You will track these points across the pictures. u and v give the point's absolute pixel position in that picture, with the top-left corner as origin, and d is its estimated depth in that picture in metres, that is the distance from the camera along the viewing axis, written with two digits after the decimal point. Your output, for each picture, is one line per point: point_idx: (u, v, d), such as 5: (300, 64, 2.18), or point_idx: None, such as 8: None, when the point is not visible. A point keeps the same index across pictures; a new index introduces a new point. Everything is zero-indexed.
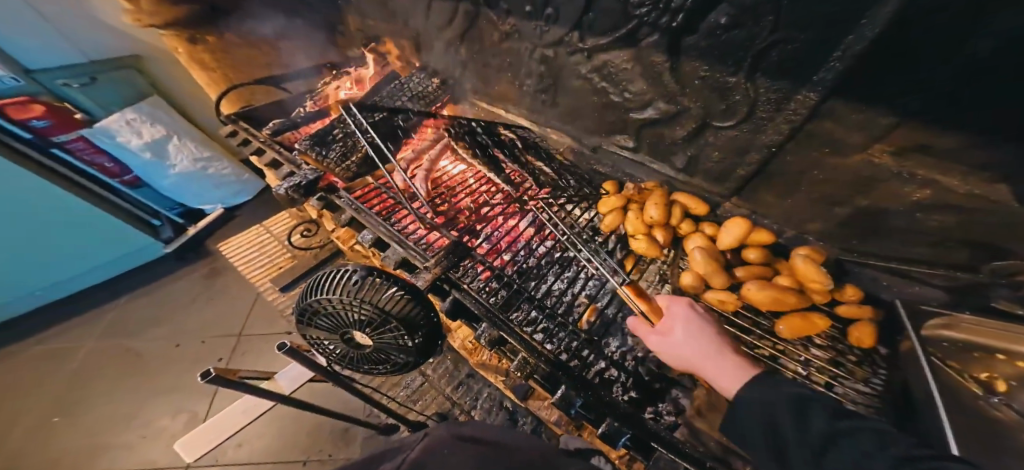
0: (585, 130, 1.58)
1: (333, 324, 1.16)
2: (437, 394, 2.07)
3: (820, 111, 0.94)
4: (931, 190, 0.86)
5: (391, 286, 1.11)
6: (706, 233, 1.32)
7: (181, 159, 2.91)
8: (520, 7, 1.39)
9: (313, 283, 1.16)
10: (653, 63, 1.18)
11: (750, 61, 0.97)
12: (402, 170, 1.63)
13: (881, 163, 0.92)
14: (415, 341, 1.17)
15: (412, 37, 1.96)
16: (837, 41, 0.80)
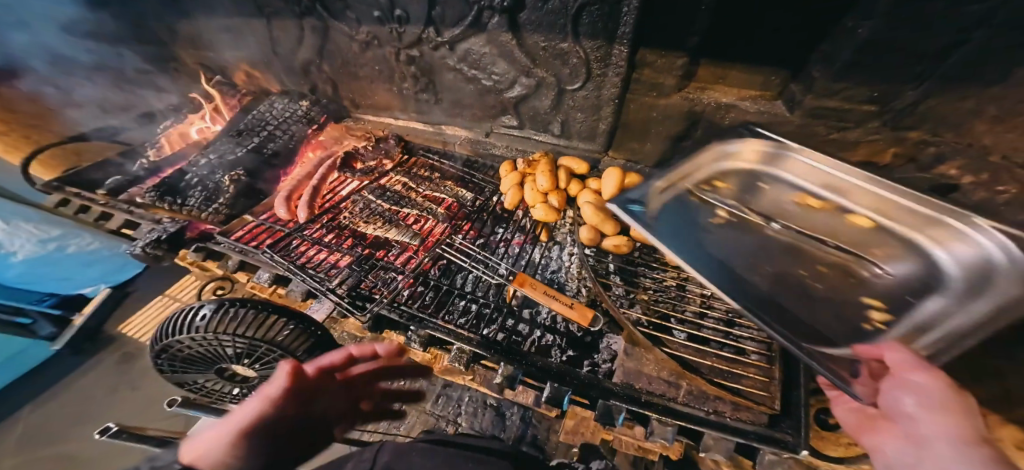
0: (475, 119, 1.63)
1: (205, 362, 1.13)
2: (420, 413, 1.82)
3: (637, 61, 1.09)
4: (735, 112, 1.08)
5: (253, 311, 1.06)
6: (593, 189, 1.41)
7: (23, 243, 2.02)
8: (367, 14, 1.36)
9: (162, 327, 1.09)
10: (502, 42, 1.24)
11: (573, 24, 1.06)
12: (280, 200, 1.43)
13: (695, 97, 1.10)
14: (302, 360, 1.11)
15: (264, 63, 1.82)
16: (621, 1, 0.94)
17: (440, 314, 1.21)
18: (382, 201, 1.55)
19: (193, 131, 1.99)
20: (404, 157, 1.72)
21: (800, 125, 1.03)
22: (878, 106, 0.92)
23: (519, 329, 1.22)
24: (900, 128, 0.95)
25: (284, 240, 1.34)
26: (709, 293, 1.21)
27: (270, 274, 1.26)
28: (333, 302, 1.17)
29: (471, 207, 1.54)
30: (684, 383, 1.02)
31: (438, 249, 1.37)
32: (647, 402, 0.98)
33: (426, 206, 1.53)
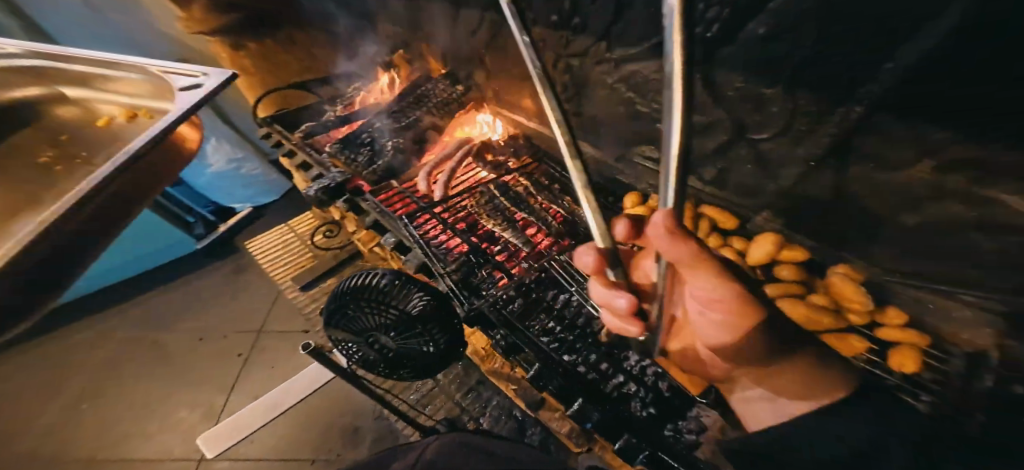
0: (619, 140, 1.58)
1: (358, 326, 1.17)
2: (446, 400, 2.07)
3: (958, 165, 0.74)
4: None
5: (416, 291, 1.13)
6: (736, 249, 1.36)
7: (219, 159, 3.46)
8: (545, 16, 1.41)
9: (336, 285, 1.17)
10: (748, 60, 1.00)
11: (790, 72, 0.94)
12: (426, 176, 1.72)
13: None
14: (437, 347, 1.20)
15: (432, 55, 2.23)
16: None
17: (530, 327, 1.27)
18: (506, 198, 1.62)
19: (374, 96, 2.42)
20: (534, 161, 1.74)
21: None
22: None
23: (601, 367, 1.18)
24: None
25: (421, 212, 1.56)
26: None
27: (418, 263, 1.43)
28: (446, 284, 1.37)
29: (585, 227, 1.50)
30: None
31: (545, 261, 1.41)
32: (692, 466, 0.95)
33: (542, 215, 1.54)
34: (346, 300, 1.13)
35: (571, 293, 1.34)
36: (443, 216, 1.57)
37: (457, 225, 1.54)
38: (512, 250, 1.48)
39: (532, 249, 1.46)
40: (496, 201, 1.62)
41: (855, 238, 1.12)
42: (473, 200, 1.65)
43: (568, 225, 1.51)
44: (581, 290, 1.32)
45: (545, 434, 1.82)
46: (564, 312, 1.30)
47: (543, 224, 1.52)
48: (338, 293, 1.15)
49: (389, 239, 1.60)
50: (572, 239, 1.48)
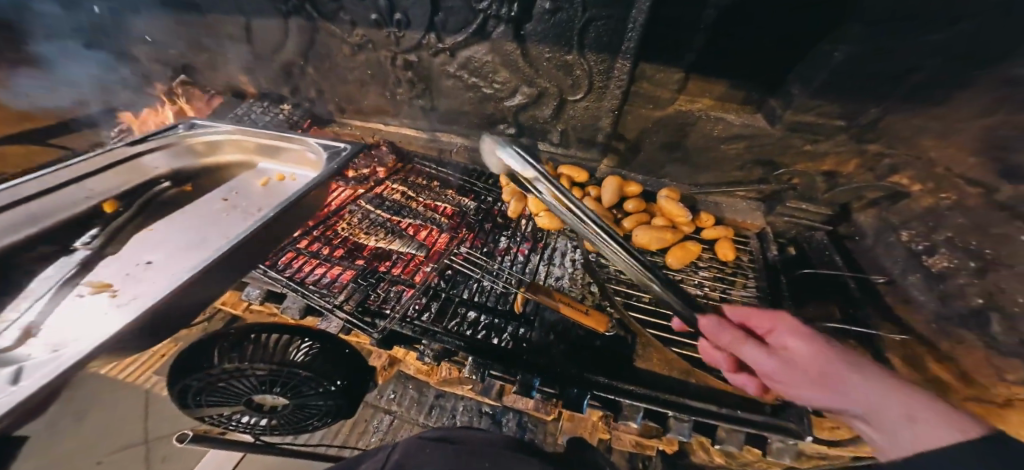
0: (471, 126, 1.62)
1: (235, 393, 1.06)
2: (413, 426, 1.68)
3: (756, 79, 1.06)
4: (852, 146, 1.08)
5: (291, 337, 1.09)
6: (592, 196, 1.43)
7: None
8: (365, 16, 1.33)
9: (182, 362, 1.03)
10: (566, 29, 1.11)
11: (577, 38, 1.11)
12: None
13: (830, 125, 1.05)
14: (335, 385, 1.10)
15: (228, 82, 1.84)
16: (828, 9, 0.83)
17: (451, 325, 1.19)
18: (383, 210, 1.47)
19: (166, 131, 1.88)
20: (397, 164, 1.66)
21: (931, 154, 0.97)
22: (846, 121, 1.03)
23: (527, 336, 1.21)
24: (862, 143, 1.06)
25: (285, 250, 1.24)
26: (703, 292, 1.23)
27: (303, 305, 1.13)
28: (339, 319, 1.10)
29: (474, 216, 1.51)
30: (692, 380, 1.10)
31: (446, 259, 1.33)
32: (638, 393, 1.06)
33: (428, 215, 1.48)
34: (190, 379, 1.01)
35: (481, 280, 1.32)
36: (316, 249, 1.27)
37: (335, 253, 1.29)
38: (408, 259, 1.33)
39: (429, 252, 1.36)
40: (374, 210, 1.46)
41: (684, 164, 1.37)
42: (348, 222, 1.41)
43: (459, 219, 1.49)
44: (490, 274, 1.33)
45: (521, 415, 1.64)
46: (478, 298, 1.28)
47: (434, 224, 1.45)
48: (183, 367, 1.02)
49: (252, 290, 1.20)
50: (469, 229, 1.46)
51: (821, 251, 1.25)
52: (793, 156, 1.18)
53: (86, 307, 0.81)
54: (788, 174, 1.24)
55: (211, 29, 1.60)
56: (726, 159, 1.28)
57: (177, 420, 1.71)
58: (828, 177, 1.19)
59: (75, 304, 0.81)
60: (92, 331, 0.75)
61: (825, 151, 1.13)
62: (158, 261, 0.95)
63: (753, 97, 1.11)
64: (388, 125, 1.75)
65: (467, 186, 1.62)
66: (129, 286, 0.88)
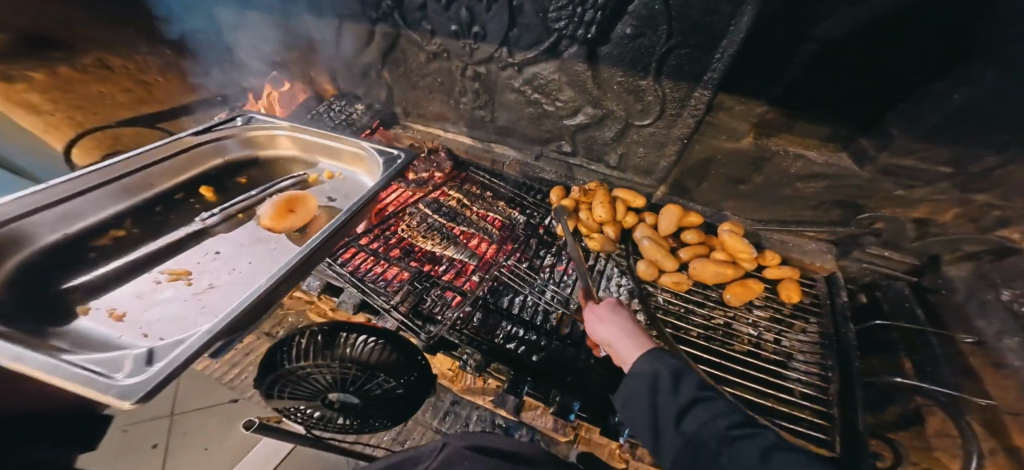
0: (527, 140, 1.62)
1: (314, 390, 0.95)
2: (425, 430, 1.62)
3: (849, 118, 1.03)
4: (949, 196, 1.02)
5: (367, 337, 0.97)
6: (649, 223, 1.42)
7: None
8: (445, 27, 1.38)
9: (269, 360, 0.91)
10: (645, 54, 1.11)
11: (656, 64, 1.11)
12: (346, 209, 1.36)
13: (931, 169, 0.99)
14: (405, 386, 1.00)
15: (303, 79, 1.96)
16: (942, 49, 0.81)
17: (496, 339, 1.18)
18: (440, 216, 1.49)
19: None
20: (454, 171, 1.69)
21: None
22: (951, 168, 0.96)
23: (570, 354, 1.18)
24: (967, 192, 0.99)
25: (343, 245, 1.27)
26: (758, 333, 1.18)
27: (358, 300, 1.19)
28: (394, 320, 1.13)
29: (523, 229, 1.50)
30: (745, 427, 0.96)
31: (495, 270, 1.32)
32: None
33: (480, 225, 1.49)
34: (282, 373, 0.90)
35: (527, 295, 1.31)
36: (373, 248, 1.30)
37: (391, 253, 1.31)
38: (459, 267, 1.33)
39: (479, 261, 1.36)
40: (428, 214, 1.49)
41: (750, 197, 1.33)
42: (404, 223, 1.44)
43: (509, 231, 1.49)
44: (537, 289, 1.31)
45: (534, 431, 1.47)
46: (523, 313, 1.27)
47: (484, 233, 1.46)
48: (266, 364, 0.92)
49: (312, 281, 1.25)
50: (518, 241, 1.46)
51: (898, 301, 1.19)
52: (880, 200, 1.12)
53: (157, 293, 0.89)
54: (872, 219, 1.17)
55: (300, 31, 1.72)
56: (798, 197, 1.25)
57: (202, 398, 1.74)
58: (919, 224, 1.11)
59: (157, 289, 0.90)
60: (185, 325, 0.82)
61: (917, 198, 1.07)
62: (225, 252, 1.02)
63: (840, 134, 1.07)
64: (448, 132, 1.79)
65: (518, 197, 1.62)
66: (200, 273, 0.95)
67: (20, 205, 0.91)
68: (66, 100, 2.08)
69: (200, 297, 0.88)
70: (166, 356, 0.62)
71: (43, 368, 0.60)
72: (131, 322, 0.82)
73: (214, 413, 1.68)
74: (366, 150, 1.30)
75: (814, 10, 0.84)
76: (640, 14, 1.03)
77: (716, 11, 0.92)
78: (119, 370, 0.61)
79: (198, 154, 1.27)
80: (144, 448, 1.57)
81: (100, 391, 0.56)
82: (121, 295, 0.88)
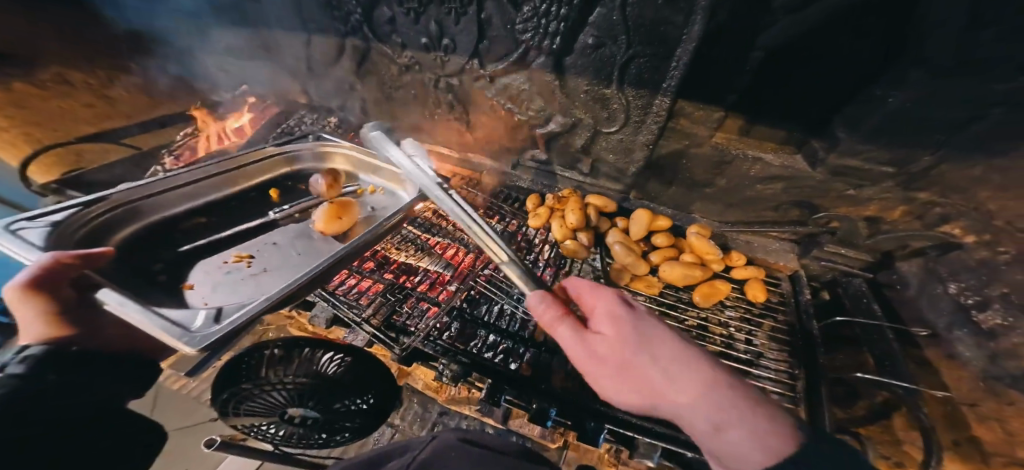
0: (502, 150, 1.65)
1: (273, 405, 0.94)
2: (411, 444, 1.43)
3: (801, 122, 1.07)
4: (897, 194, 1.06)
5: (327, 351, 0.98)
6: (620, 228, 1.45)
7: None
8: (415, 39, 1.40)
9: (223, 376, 0.91)
10: (607, 63, 1.14)
11: (618, 73, 1.14)
12: None
13: (878, 170, 1.03)
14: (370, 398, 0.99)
15: (279, 92, 1.95)
16: (877, 53, 0.85)
17: (471, 348, 1.17)
18: (415, 227, 1.49)
19: (220, 136, 2.00)
20: None
21: (989, 206, 0.92)
22: (895, 168, 1.01)
23: (544, 360, 1.19)
24: (910, 191, 1.04)
25: None
26: (728, 333, 1.20)
27: (330, 315, 1.16)
28: (366, 333, 1.11)
29: (500, 238, 1.50)
30: None
31: (471, 279, 1.32)
32: (660, 433, 1.00)
33: (457, 235, 1.49)
34: (237, 388, 0.90)
35: (503, 303, 1.31)
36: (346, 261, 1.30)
37: (365, 266, 1.30)
38: (434, 278, 1.33)
39: (455, 271, 1.36)
40: (403, 226, 1.48)
41: (716, 199, 1.37)
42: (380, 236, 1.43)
43: (485, 240, 1.50)
44: (513, 297, 1.32)
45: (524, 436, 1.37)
46: (499, 321, 1.26)
47: (461, 243, 1.46)
48: (222, 380, 0.91)
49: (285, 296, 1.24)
50: (494, 250, 1.46)
51: (857, 298, 1.20)
52: (834, 199, 1.17)
53: (229, 271, 1.02)
54: (828, 218, 1.22)
55: (272, 45, 1.72)
56: (760, 199, 1.29)
57: (182, 417, 1.66)
58: (870, 223, 1.16)
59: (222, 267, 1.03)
60: (239, 296, 0.96)
61: (869, 196, 1.11)
62: (282, 242, 1.14)
63: (794, 137, 1.12)
64: (425, 143, 1.80)
65: (496, 205, 1.63)
66: (259, 259, 1.07)
67: (128, 194, 1.05)
68: (23, 117, 2.03)
69: (257, 279, 1.01)
70: (229, 318, 0.77)
71: (129, 312, 0.74)
72: (213, 296, 0.95)
73: (191, 434, 1.61)
74: (407, 175, 1.34)
75: (758, 20, 0.89)
76: (600, 25, 1.07)
77: (669, 19, 0.96)
78: (192, 323, 0.76)
79: (273, 163, 1.38)
80: None
81: (176, 337, 0.70)
82: (202, 269, 1.02)
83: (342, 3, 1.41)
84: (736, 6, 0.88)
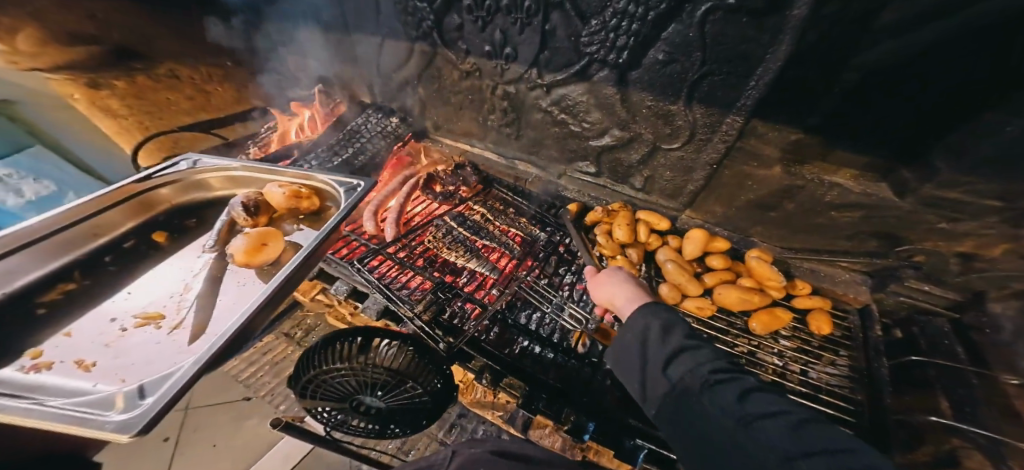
0: (552, 159, 1.65)
1: (344, 391, 0.96)
2: (433, 443, 1.45)
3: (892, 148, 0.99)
4: (999, 231, 0.97)
5: (398, 343, 0.96)
6: (672, 246, 1.41)
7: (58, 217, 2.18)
8: (479, 47, 1.44)
9: (310, 355, 0.95)
10: (676, 79, 1.13)
11: (687, 89, 1.13)
12: (371, 213, 1.41)
13: (977, 202, 0.95)
14: (431, 397, 0.98)
15: (345, 91, 2.07)
16: (992, 81, 0.77)
17: (512, 354, 1.17)
18: (465, 228, 1.51)
19: (289, 134, 2.15)
20: (480, 187, 1.70)
21: None
22: (1002, 202, 0.92)
23: (586, 376, 1.16)
24: (1018, 228, 0.94)
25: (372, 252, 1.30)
26: (783, 364, 1.13)
27: (381, 307, 1.18)
28: (415, 329, 1.13)
29: (545, 246, 1.50)
30: None
31: (515, 285, 1.32)
32: None
33: (503, 239, 1.50)
34: (316, 369, 0.92)
35: (546, 311, 1.29)
36: (399, 255, 1.33)
37: (416, 262, 1.33)
38: (480, 280, 1.34)
39: (500, 275, 1.36)
40: (452, 226, 1.52)
41: (778, 222, 1.32)
42: (431, 234, 1.46)
43: (531, 246, 1.49)
44: (556, 305, 1.30)
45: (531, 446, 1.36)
46: (541, 328, 1.26)
47: (506, 248, 1.47)
48: (306, 359, 0.95)
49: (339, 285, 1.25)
50: (539, 258, 1.45)
51: (936, 339, 1.13)
52: (921, 232, 1.09)
53: (131, 338, 0.89)
54: (912, 251, 1.15)
55: (345, 49, 1.83)
56: (832, 226, 1.23)
57: (220, 393, 1.75)
58: (962, 259, 1.07)
59: (131, 335, 0.89)
60: (157, 365, 0.82)
61: (962, 230, 1.02)
62: (196, 291, 1.00)
63: (879, 164, 1.04)
64: (477, 148, 1.84)
65: (543, 212, 1.64)
66: (184, 315, 0.93)
67: None
68: (141, 107, 2.16)
69: (172, 338, 0.88)
70: (154, 392, 0.68)
71: (37, 416, 0.67)
72: (99, 371, 0.81)
73: (226, 410, 1.69)
74: (328, 185, 1.24)
75: (855, 39, 0.84)
76: (672, 39, 1.06)
77: (753, 35, 0.93)
78: (110, 408, 0.67)
79: (144, 200, 1.20)
80: (155, 440, 1.57)
81: (99, 430, 0.63)
82: (81, 341, 0.88)
83: (414, 9, 1.47)
84: (834, 24, 0.83)
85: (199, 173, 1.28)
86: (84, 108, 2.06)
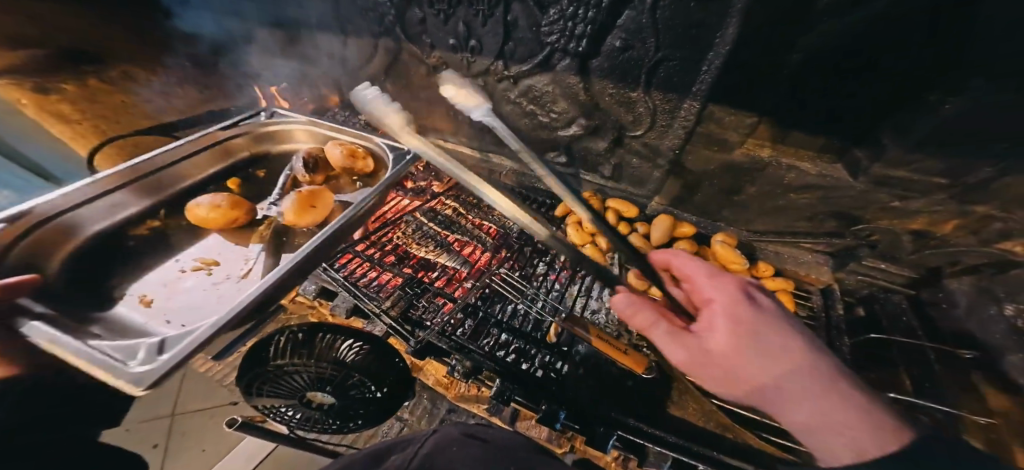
0: (523, 151, 1.65)
1: (293, 387, 1.01)
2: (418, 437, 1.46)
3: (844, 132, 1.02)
4: (949, 207, 0.99)
5: (347, 338, 1.03)
6: (640, 233, 1.41)
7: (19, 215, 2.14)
8: (443, 40, 1.43)
9: (252, 354, 0.97)
10: (635, 66, 1.13)
11: (646, 76, 1.13)
12: None
13: (925, 181, 0.97)
14: (382, 389, 1.03)
15: (315, 90, 2.04)
16: (929, 59, 0.78)
17: (483, 346, 1.17)
18: (436, 223, 1.51)
19: None
20: (454, 181, 1.70)
21: None
22: (949, 180, 0.94)
23: (557, 366, 1.17)
24: (965, 204, 0.97)
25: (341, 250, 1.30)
26: None
27: (350, 305, 1.19)
28: (384, 324, 1.14)
29: (518, 238, 1.50)
30: (729, 436, 1.03)
31: (486, 277, 1.32)
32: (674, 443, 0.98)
33: (475, 233, 1.50)
34: (262, 368, 0.96)
35: (517, 303, 1.30)
36: (369, 253, 1.33)
37: (386, 259, 1.33)
38: (451, 274, 1.35)
39: (471, 269, 1.36)
40: (423, 220, 1.52)
41: (743, 206, 1.33)
42: (401, 230, 1.46)
43: (503, 239, 1.49)
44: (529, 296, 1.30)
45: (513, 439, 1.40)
46: (514, 319, 1.26)
47: (478, 241, 1.47)
48: (251, 358, 0.98)
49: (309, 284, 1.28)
50: (510, 250, 1.45)
51: (894, 316, 1.15)
52: (875, 212, 1.12)
53: (180, 282, 1.05)
54: (867, 231, 1.17)
55: (311, 47, 1.81)
56: (793, 208, 1.25)
57: (206, 397, 1.74)
58: (915, 237, 1.10)
59: (183, 278, 1.06)
60: (199, 312, 0.97)
61: (914, 208, 1.05)
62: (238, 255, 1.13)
63: (834, 145, 1.06)
64: (449, 142, 1.83)
65: (516, 204, 1.63)
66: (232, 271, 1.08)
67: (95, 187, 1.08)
68: (94, 109, 2.15)
69: (220, 288, 1.03)
70: (173, 348, 0.73)
71: (74, 351, 0.73)
72: (153, 309, 0.97)
73: (212, 414, 1.68)
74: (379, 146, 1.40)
75: (797, 23, 0.84)
76: (626, 26, 1.06)
77: (700, 20, 0.93)
78: (132, 358, 0.72)
79: (224, 148, 1.37)
80: (143, 447, 1.56)
81: (120, 378, 0.68)
82: (147, 281, 1.04)
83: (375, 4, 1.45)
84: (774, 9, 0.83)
85: (272, 124, 1.46)
86: (34, 113, 2.08)
